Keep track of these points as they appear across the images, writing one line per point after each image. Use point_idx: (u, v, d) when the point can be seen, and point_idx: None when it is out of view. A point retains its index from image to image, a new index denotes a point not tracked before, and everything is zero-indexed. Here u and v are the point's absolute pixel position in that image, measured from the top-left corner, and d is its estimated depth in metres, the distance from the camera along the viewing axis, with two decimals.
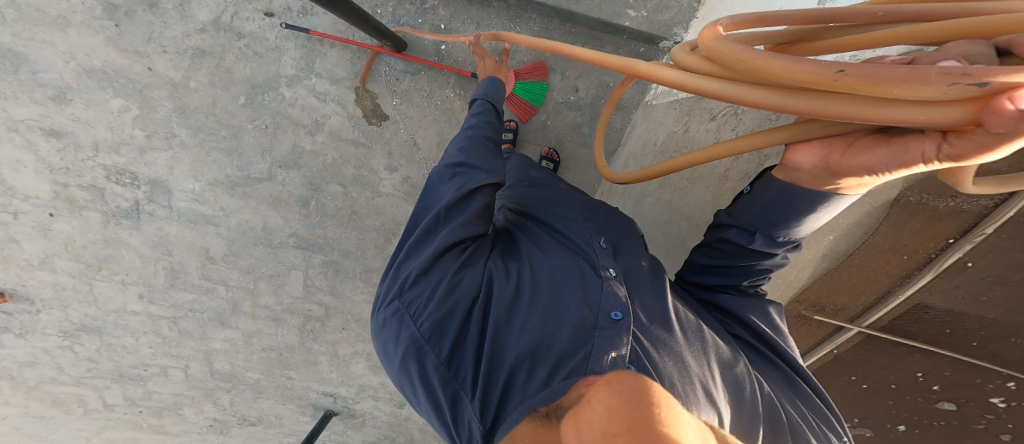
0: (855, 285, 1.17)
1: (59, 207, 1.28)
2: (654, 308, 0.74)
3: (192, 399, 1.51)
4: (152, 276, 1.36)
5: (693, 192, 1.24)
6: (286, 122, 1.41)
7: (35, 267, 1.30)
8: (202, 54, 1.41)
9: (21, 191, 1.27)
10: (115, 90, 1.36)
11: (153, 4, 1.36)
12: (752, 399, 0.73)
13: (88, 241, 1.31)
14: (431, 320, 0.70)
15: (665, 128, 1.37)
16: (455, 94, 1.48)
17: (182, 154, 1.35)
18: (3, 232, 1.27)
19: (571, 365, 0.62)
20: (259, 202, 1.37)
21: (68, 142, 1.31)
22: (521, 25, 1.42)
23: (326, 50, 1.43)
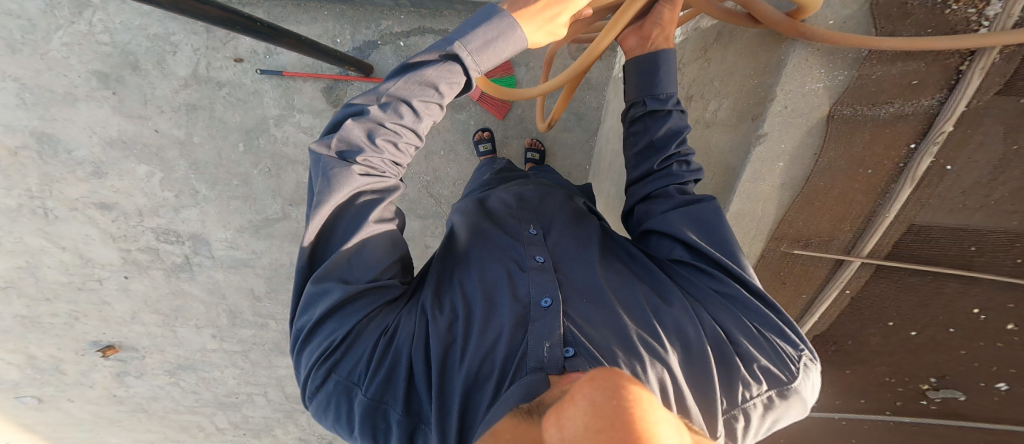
0: (830, 209, 1.01)
1: (130, 270, 1.56)
2: (582, 282, 0.87)
3: (278, 421, 1.81)
4: (217, 318, 1.63)
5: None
6: (285, 162, 1.58)
7: (128, 321, 1.60)
8: (195, 108, 1.58)
9: (98, 261, 1.54)
10: (137, 156, 1.57)
11: (135, 66, 1.55)
12: (695, 349, 0.78)
13: (160, 294, 1.58)
14: (377, 383, 0.77)
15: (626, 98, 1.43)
16: None
17: (208, 207, 1.55)
18: (95, 296, 1.57)
19: (512, 368, 0.73)
20: (282, 241, 1.57)
21: (117, 212, 1.54)
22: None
23: (300, 86, 1.59)
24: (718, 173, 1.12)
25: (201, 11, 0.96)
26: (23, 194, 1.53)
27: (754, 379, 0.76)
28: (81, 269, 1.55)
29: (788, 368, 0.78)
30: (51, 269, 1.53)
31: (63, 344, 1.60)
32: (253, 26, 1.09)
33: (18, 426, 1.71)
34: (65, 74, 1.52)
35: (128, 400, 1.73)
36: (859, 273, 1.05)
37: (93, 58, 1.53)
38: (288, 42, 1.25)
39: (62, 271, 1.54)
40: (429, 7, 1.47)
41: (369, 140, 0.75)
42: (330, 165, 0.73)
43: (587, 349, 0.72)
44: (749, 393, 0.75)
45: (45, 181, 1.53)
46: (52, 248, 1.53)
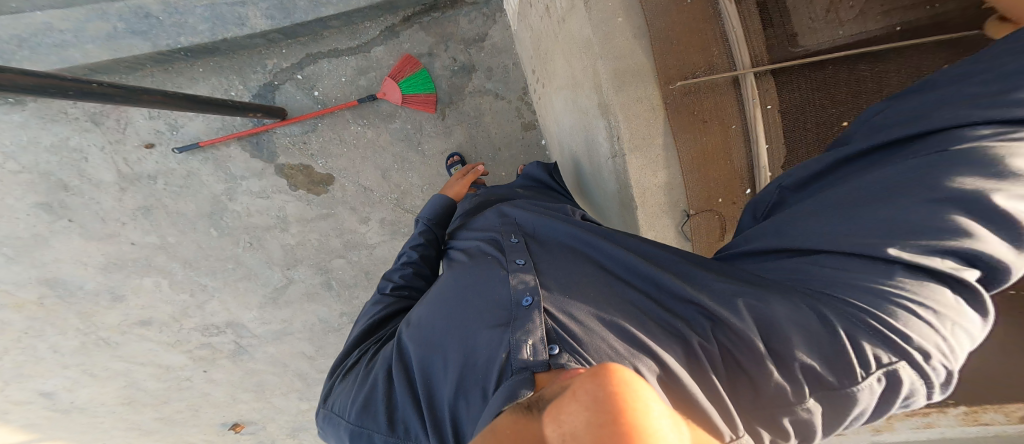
0: (686, 47, 0.91)
1: (204, 364, 1.71)
2: (570, 270, 0.66)
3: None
4: (292, 382, 1.73)
5: (552, 62, 1.10)
6: (260, 231, 1.54)
7: (231, 403, 1.78)
8: (148, 209, 1.53)
9: (174, 364, 1.73)
10: (135, 271, 1.60)
11: (64, 185, 1.50)
12: (710, 341, 0.53)
13: (240, 376, 1.73)
14: (357, 408, 0.72)
15: (524, 40, 1.26)
16: (360, 126, 1.39)
17: (223, 295, 1.62)
18: (196, 389, 1.77)
19: (498, 370, 0.52)
20: (301, 302, 1.62)
21: (158, 324, 1.67)
22: (364, 39, 1.34)
23: (229, 151, 1.45)
24: (582, 52, 0.92)
25: (18, 83, 0.71)
26: (77, 333, 1.69)
27: (792, 386, 0.51)
28: (167, 374, 1.76)
29: (839, 368, 0.50)
30: (149, 379, 1.77)
31: (206, 429, 1.86)
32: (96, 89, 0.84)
33: None
34: (16, 218, 1.51)
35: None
36: (761, 86, 0.90)
37: (31, 192, 1.49)
38: (146, 99, 0.97)
39: (158, 379, 1.77)
40: (305, 34, 1.30)
41: (390, 279, 1.00)
42: (372, 301, 0.97)
43: (580, 357, 0.49)
44: (782, 397, 0.50)
45: (84, 317, 1.66)
46: (135, 366, 1.75)
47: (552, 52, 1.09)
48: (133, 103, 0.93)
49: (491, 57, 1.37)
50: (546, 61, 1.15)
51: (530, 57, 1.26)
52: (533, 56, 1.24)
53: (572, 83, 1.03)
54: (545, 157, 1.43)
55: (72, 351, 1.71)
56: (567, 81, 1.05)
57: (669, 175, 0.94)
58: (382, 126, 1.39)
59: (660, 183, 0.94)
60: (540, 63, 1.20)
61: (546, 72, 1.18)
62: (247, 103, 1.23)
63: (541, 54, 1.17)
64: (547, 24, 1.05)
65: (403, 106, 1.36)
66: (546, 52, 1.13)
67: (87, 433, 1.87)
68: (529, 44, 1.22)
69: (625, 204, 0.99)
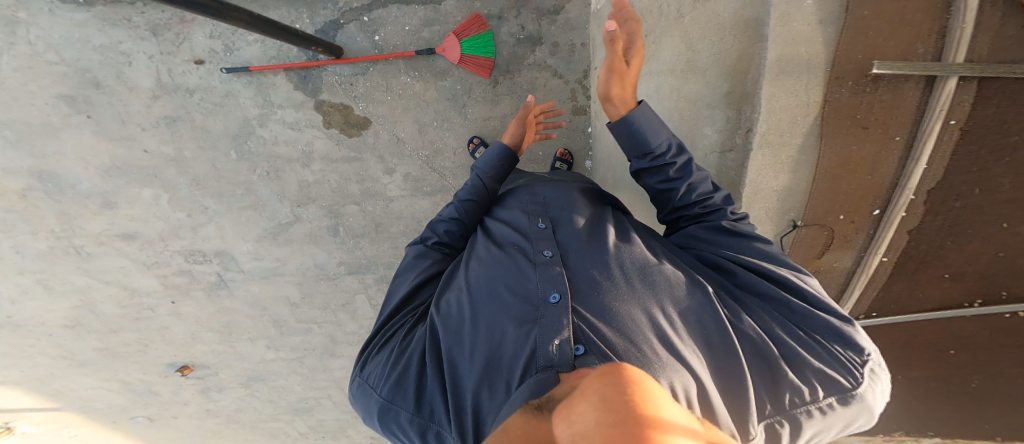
0: (884, 45, 0.92)
1: (174, 293, 1.61)
2: (592, 267, 0.79)
3: (350, 421, 1.89)
4: (266, 328, 1.68)
5: (654, 50, 1.19)
6: (280, 163, 1.51)
7: (190, 342, 1.69)
8: (175, 121, 1.50)
9: (141, 290, 1.62)
10: (138, 179, 1.55)
11: (97, 84, 1.47)
12: (723, 350, 0.71)
13: (209, 315, 1.65)
14: (389, 385, 0.83)
15: (597, 31, 1.32)
16: (411, 77, 1.40)
17: (222, 221, 1.55)
18: (155, 322, 1.66)
19: (524, 362, 0.66)
20: (302, 243, 1.57)
21: (140, 240, 1.57)
22: None
23: (271, 79, 1.41)
24: (738, 33, 1.03)
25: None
26: (49, 236, 1.57)
27: (806, 387, 0.68)
28: (131, 299, 1.63)
29: (848, 372, 0.71)
30: (105, 303, 1.62)
31: (147, 369, 1.73)
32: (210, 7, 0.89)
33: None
34: (33, 103, 1.46)
35: (221, 413, 1.87)
36: (960, 95, 0.91)
37: (59, 81, 1.46)
38: (241, 19, 1.00)
39: (116, 304, 1.64)
40: None
41: (420, 241, 1.07)
42: (407, 261, 1.04)
43: (598, 347, 0.64)
44: (799, 401, 0.68)
45: (63, 219, 1.56)
46: (98, 283, 1.61)
47: (660, 36, 1.17)
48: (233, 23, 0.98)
49: (562, 33, 1.39)
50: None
51: (599, 48, 1.33)
52: (601, 51, 1.32)
53: (672, 67, 1.15)
54: (587, 145, 1.49)
55: (35, 256, 1.58)
56: (672, 65, 1.15)
57: (793, 180, 1.07)
58: (432, 82, 1.41)
59: (778, 187, 1.08)
60: (627, 44, 1.27)
61: (630, 62, 1.27)
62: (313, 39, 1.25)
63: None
64: (671, 10, 1.14)
65: (458, 66, 1.40)
66: (643, 35, 1.22)
67: (9, 356, 1.65)
68: (606, 36, 1.30)
69: (731, 187, 1.11)
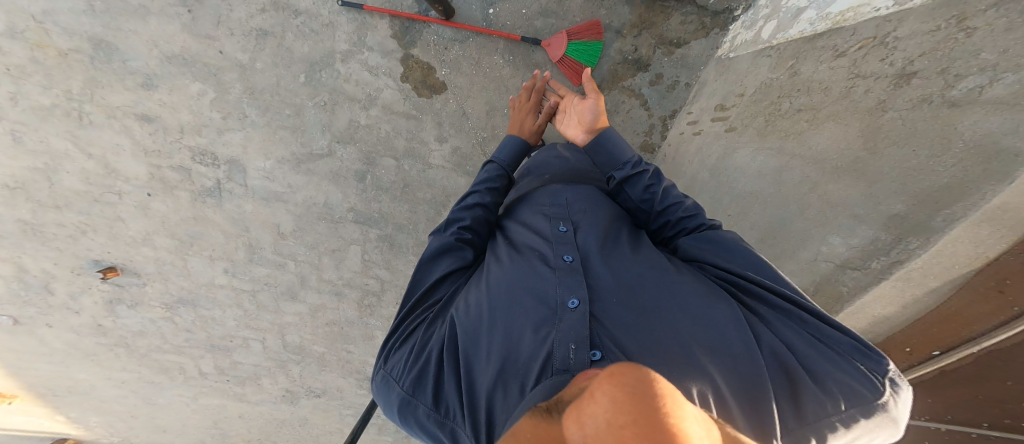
0: None
1: (155, 188, 1.58)
2: (610, 278, 0.81)
3: (268, 369, 1.95)
4: (235, 251, 1.69)
5: (822, 133, 0.96)
6: (342, 98, 1.47)
7: (139, 242, 1.64)
8: (265, 35, 1.50)
9: (123, 174, 1.55)
10: (194, 73, 1.51)
11: None
12: (734, 351, 0.69)
13: (180, 218, 1.62)
14: (411, 378, 0.84)
15: (756, 76, 1.19)
16: (504, 61, 1.44)
17: (254, 132, 1.52)
18: (111, 210, 1.58)
19: (540, 366, 0.67)
20: (322, 179, 1.54)
21: (157, 126, 1.53)
22: None
23: (376, 23, 1.45)
24: (975, 160, 0.74)
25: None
26: (63, 95, 1.45)
27: (830, 396, 0.65)
28: (103, 178, 1.55)
29: (871, 384, 0.66)
30: (70, 175, 1.51)
31: (60, 259, 1.59)
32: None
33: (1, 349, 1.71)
34: None
35: (112, 332, 1.78)
36: None
37: None
38: None
39: (82, 179, 1.53)
40: None
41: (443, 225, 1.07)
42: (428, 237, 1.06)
43: (611, 356, 0.67)
44: (825, 411, 0.64)
45: (88, 83, 1.47)
46: (76, 152, 1.50)
47: (811, 109, 1.00)
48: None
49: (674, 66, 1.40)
50: (787, 121, 1.06)
51: (754, 96, 1.18)
52: (753, 98, 1.17)
53: (823, 157, 0.96)
54: None
55: (30, 109, 1.44)
56: (825, 158, 0.96)
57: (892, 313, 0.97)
58: (521, 72, 1.46)
59: (877, 314, 0.98)
60: (762, 111, 1.14)
61: (760, 131, 1.13)
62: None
63: (783, 106, 1.08)
64: (874, 97, 0.88)
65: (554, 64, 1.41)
66: (796, 108, 1.04)
67: None
68: (759, 95, 1.16)
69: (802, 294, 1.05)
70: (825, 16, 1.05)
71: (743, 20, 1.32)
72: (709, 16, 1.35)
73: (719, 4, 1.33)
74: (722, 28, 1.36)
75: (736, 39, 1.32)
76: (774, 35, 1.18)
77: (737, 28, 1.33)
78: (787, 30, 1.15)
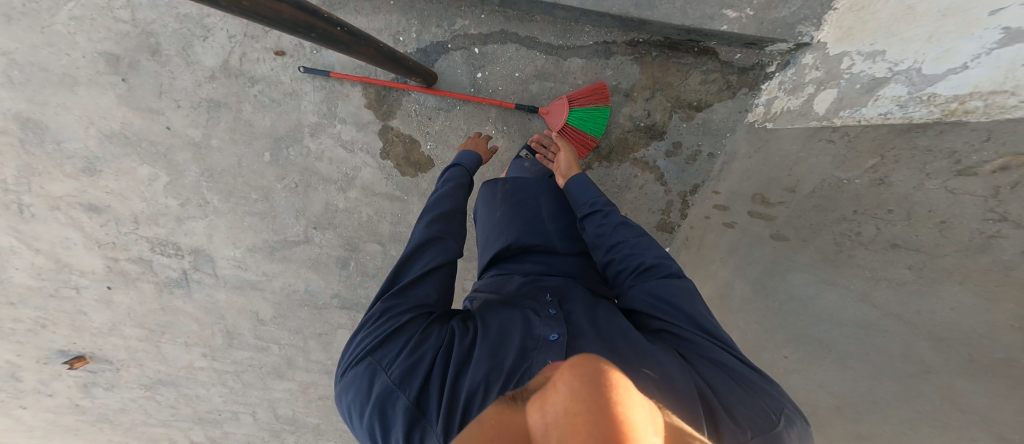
0: None
1: (115, 280, 1.50)
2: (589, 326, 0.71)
3: (263, 440, 1.75)
4: (212, 337, 1.58)
5: (940, 303, 0.55)
6: (315, 179, 1.31)
7: (106, 333, 1.57)
8: (217, 106, 1.30)
9: (77, 268, 1.47)
10: (141, 155, 1.33)
11: (154, 50, 1.27)
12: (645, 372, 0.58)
13: (148, 309, 1.54)
14: (403, 368, 0.67)
15: (817, 167, 0.82)
16: (497, 131, 1.26)
17: (218, 220, 1.38)
18: (71, 304, 1.52)
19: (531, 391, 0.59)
20: (299, 265, 1.42)
21: (107, 216, 1.39)
22: (572, 41, 1.17)
23: (348, 91, 1.26)
24: None
25: (266, 12, 0.65)
26: None
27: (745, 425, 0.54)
28: (57, 273, 1.48)
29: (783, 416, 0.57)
30: (18, 271, 1.45)
31: (24, 351, 1.55)
32: (323, 33, 0.77)
33: None
34: (67, 53, 1.25)
35: (93, 409, 1.68)
36: None
37: (104, 36, 1.25)
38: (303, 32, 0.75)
39: (32, 275, 1.47)
40: (519, 8, 1.13)
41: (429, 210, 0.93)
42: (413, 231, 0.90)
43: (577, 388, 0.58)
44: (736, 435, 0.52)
45: (24, 171, 1.33)
46: (21, 246, 1.42)
47: (915, 247, 0.60)
48: (342, 50, 0.86)
49: (694, 132, 1.19)
50: (875, 255, 0.66)
51: (818, 199, 0.79)
52: (811, 201, 0.81)
53: (932, 326, 0.56)
54: None
55: None
56: (948, 337, 0.54)
57: None
58: (516, 143, 1.26)
59: None
60: (830, 225, 0.75)
61: (835, 260, 0.72)
62: (415, 66, 1.10)
63: (864, 229, 0.68)
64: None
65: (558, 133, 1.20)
66: (889, 236, 0.64)
67: None
68: (835, 202, 0.75)
69: None
70: (919, 98, 0.69)
71: (779, 79, 1.08)
72: (734, 73, 1.14)
73: (746, 60, 1.12)
74: (752, 88, 1.14)
75: (777, 104, 1.06)
76: (837, 110, 0.86)
77: (772, 89, 1.09)
78: (860, 107, 0.81)
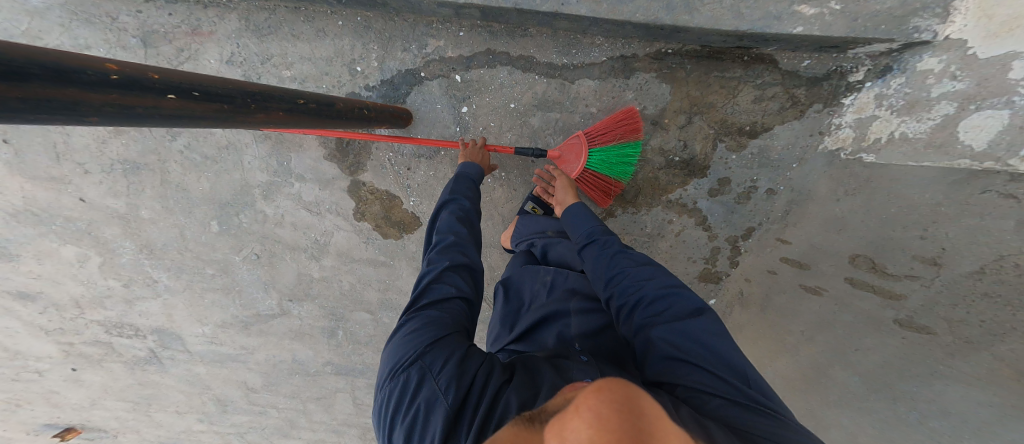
0: None
1: (78, 362, 1.32)
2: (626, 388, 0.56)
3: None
4: (202, 404, 1.42)
5: None
6: (280, 248, 1.08)
7: (89, 406, 1.44)
8: (137, 169, 1.01)
9: (30, 354, 1.31)
10: (58, 234, 1.08)
11: None
12: None
13: (124, 385, 1.38)
14: (453, 380, 0.52)
15: (991, 243, 0.54)
16: (495, 178, 1.00)
17: (174, 298, 1.18)
18: (40, 386, 1.38)
19: None
20: (281, 337, 1.25)
21: (44, 302, 1.19)
22: (580, 59, 0.88)
23: (301, 140, 0.98)
24: None
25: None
26: None
27: None
28: (14, 360, 1.33)
29: None
30: None
31: (10, 427, 1.48)
32: (154, 108, 0.35)
33: None
34: None
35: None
36: None
37: None
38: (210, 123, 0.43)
39: None
40: (509, 21, 0.85)
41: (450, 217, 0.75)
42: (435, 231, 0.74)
43: None
44: None
45: None
46: None
47: None
48: (227, 122, 0.45)
49: (748, 166, 0.90)
50: None
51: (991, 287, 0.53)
52: (989, 297, 0.53)
53: None
54: None
55: None
56: None
57: None
58: (519, 191, 1.00)
59: None
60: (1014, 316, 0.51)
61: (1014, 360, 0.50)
62: (376, 112, 0.79)
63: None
64: None
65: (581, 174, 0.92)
66: None
67: None
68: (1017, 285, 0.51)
69: None
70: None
71: (876, 91, 0.78)
72: (801, 86, 0.83)
73: (818, 68, 0.81)
74: (828, 103, 0.82)
75: (876, 128, 0.77)
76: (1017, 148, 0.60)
77: (863, 105, 0.79)
78: None
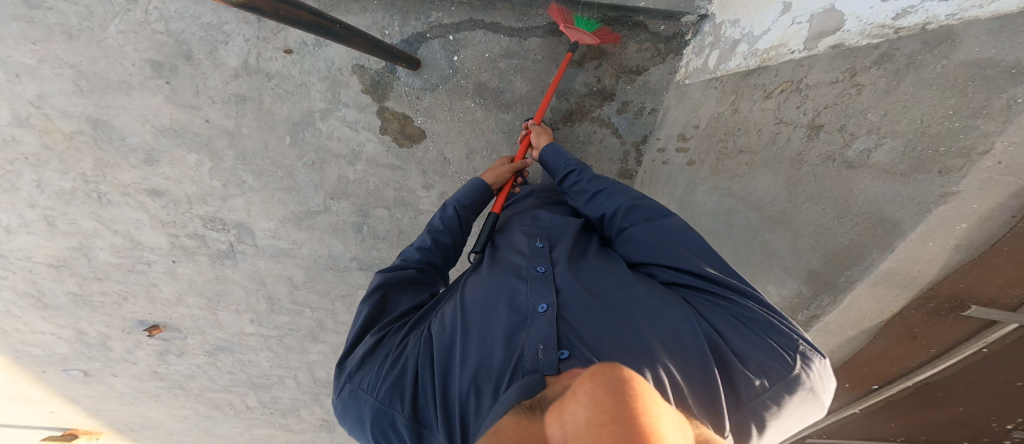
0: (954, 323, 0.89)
1: (178, 254, 1.74)
2: (598, 279, 0.88)
3: (305, 402, 2.13)
4: (257, 303, 1.86)
5: (758, 182, 1.03)
6: (328, 156, 1.60)
7: (174, 303, 1.83)
8: (244, 100, 1.56)
9: (148, 245, 1.71)
10: (188, 144, 1.59)
11: (188, 56, 1.51)
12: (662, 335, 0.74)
13: (205, 279, 1.80)
14: (386, 386, 0.84)
15: (707, 109, 1.26)
16: (476, 104, 1.53)
17: (254, 197, 1.67)
18: (145, 278, 1.76)
19: (511, 370, 0.71)
20: (323, 233, 1.71)
21: (167, 198, 1.65)
22: (529, 23, 1.46)
23: (347, 80, 1.54)
24: (868, 227, 0.81)
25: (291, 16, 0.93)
26: (78, 178, 1.57)
27: (754, 372, 0.70)
28: (132, 251, 1.72)
29: (784, 363, 0.71)
30: (103, 250, 1.69)
31: (111, 322, 1.81)
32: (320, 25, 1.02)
33: (64, 398, 1.98)
34: (120, 62, 1.47)
35: (168, 377, 2.02)
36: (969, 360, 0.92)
37: (148, 46, 1.48)
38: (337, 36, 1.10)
39: (113, 253, 1.71)
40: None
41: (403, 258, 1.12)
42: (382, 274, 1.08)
43: (579, 350, 0.71)
44: (757, 387, 0.69)
45: (98, 165, 1.57)
46: (103, 230, 1.66)
47: (753, 166, 1.05)
48: (342, 41, 1.13)
49: (637, 92, 1.51)
50: (732, 161, 1.12)
51: (710, 131, 1.24)
52: (706, 132, 1.24)
53: (760, 205, 1.03)
54: None
55: (54, 194, 1.57)
56: (762, 206, 1.02)
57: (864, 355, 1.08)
58: (492, 112, 1.54)
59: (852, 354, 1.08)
60: (714, 150, 1.20)
61: (713, 166, 1.20)
62: (399, 53, 1.36)
63: (729, 144, 1.14)
64: (793, 148, 0.94)
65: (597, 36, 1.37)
66: (740, 147, 1.10)
67: None
68: (724, 140, 1.16)
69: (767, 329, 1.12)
70: (754, 52, 1.14)
71: (690, 47, 1.44)
72: (662, 42, 1.46)
73: (669, 30, 1.44)
74: (675, 53, 1.47)
75: (688, 67, 1.43)
76: (719, 66, 1.27)
77: (688, 53, 1.45)
78: (727, 62, 1.24)
